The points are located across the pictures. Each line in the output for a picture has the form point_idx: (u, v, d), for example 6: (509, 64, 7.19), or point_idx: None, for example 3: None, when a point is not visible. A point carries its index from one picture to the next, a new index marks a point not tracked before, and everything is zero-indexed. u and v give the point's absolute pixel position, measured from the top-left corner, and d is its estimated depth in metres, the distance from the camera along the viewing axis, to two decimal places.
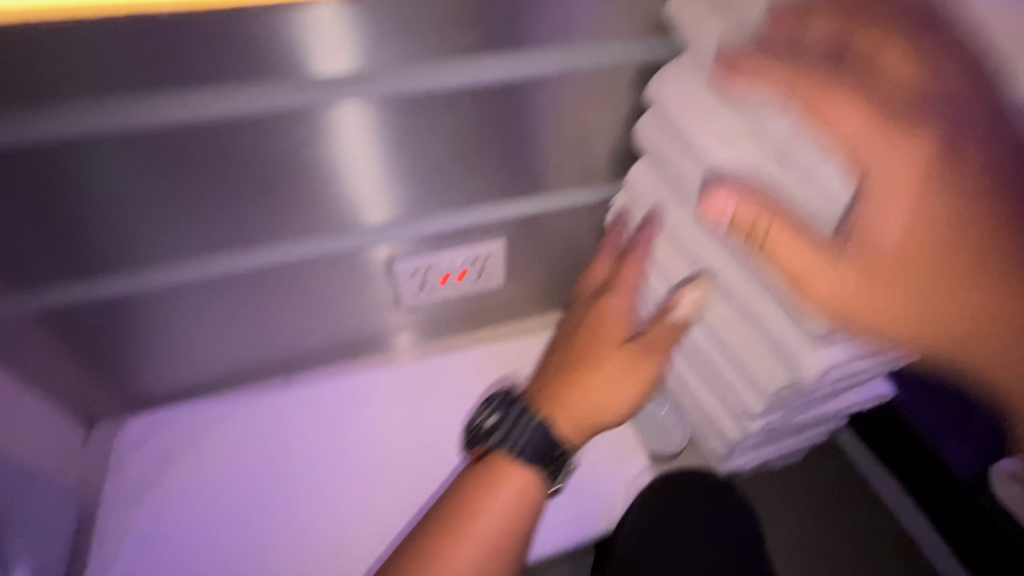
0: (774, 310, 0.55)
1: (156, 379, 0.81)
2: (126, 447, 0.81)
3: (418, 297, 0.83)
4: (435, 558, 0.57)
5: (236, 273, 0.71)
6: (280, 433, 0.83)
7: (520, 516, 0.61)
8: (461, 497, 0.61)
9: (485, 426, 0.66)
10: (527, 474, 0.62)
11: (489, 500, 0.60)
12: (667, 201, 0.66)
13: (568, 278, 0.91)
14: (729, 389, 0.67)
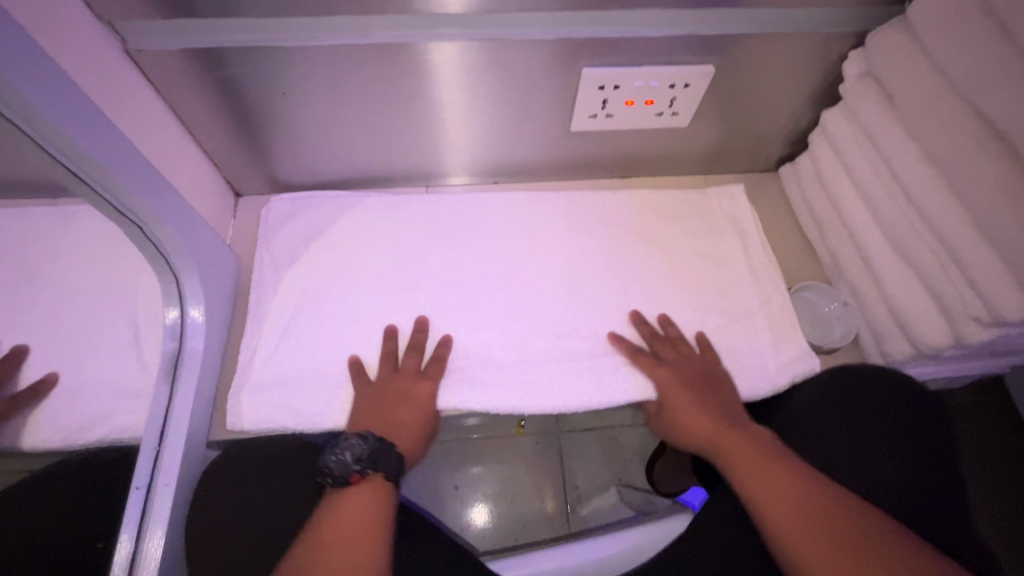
0: (954, 288, 0.62)
1: (289, 160, 0.80)
2: (267, 224, 0.78)
3: (589, 118, 0.77)
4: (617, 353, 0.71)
5: (379, 56, 0.64)
6: (424, 233, 0.78)
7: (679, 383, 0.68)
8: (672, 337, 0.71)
9: (335, 468, 0.55)
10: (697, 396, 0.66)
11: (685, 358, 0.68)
12: (938, 121, 0.60)
13: (739, 144, 0.87)
14: (888, 326, 0.72)
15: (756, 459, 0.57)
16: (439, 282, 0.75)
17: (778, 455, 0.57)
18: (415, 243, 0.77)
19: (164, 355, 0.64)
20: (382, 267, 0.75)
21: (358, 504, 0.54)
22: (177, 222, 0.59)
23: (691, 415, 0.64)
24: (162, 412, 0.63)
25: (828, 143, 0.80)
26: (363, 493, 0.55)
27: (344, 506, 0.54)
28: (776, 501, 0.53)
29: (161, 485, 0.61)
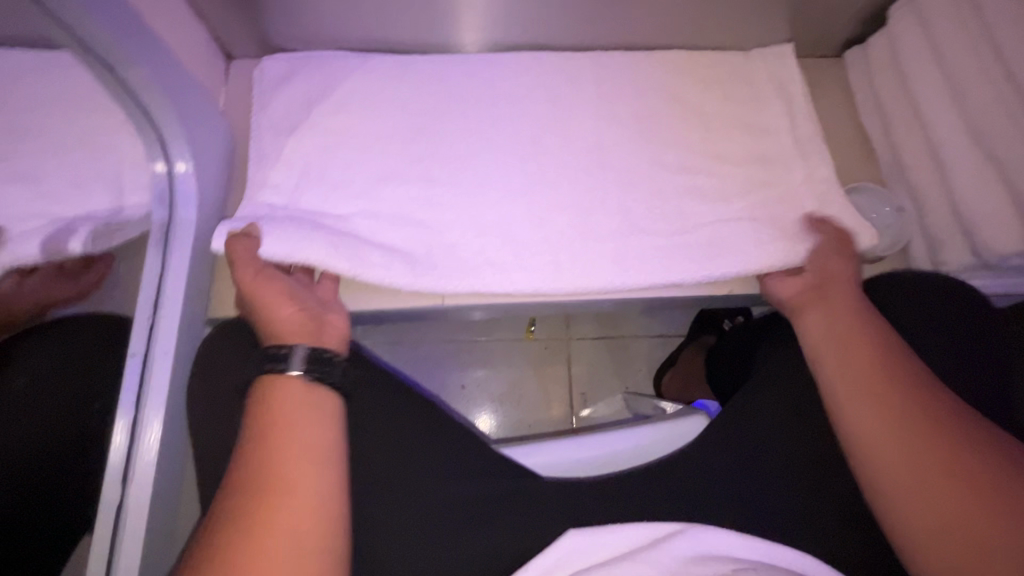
0: None
1: (282, 17, 0.69)
2: (258, 91, 0.70)
3: None
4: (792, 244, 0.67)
5: None
6: (433, 104, 0.69)
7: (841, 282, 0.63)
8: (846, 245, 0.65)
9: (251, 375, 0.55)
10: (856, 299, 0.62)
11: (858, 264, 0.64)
12: None
13: (806, 22, 0.74)
14: (945, 233, 0.66)
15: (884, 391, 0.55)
16: (452, 160, 0.67)
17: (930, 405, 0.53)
18: (429, 116, 0.69)
19: (154, 221, 0.60)
20: (391, 141, 0.67)
21: (279, 394, 0.52)
22: (154, 69, 0.52)
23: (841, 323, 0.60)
24: (156, 279, 0.59)
25: (915, 18, 0.67)
26: (267, 383, 0.53)
27: (273, 392, 0.52)
28: (893, 437, 0.53)
29: (160, 353, 0.59)
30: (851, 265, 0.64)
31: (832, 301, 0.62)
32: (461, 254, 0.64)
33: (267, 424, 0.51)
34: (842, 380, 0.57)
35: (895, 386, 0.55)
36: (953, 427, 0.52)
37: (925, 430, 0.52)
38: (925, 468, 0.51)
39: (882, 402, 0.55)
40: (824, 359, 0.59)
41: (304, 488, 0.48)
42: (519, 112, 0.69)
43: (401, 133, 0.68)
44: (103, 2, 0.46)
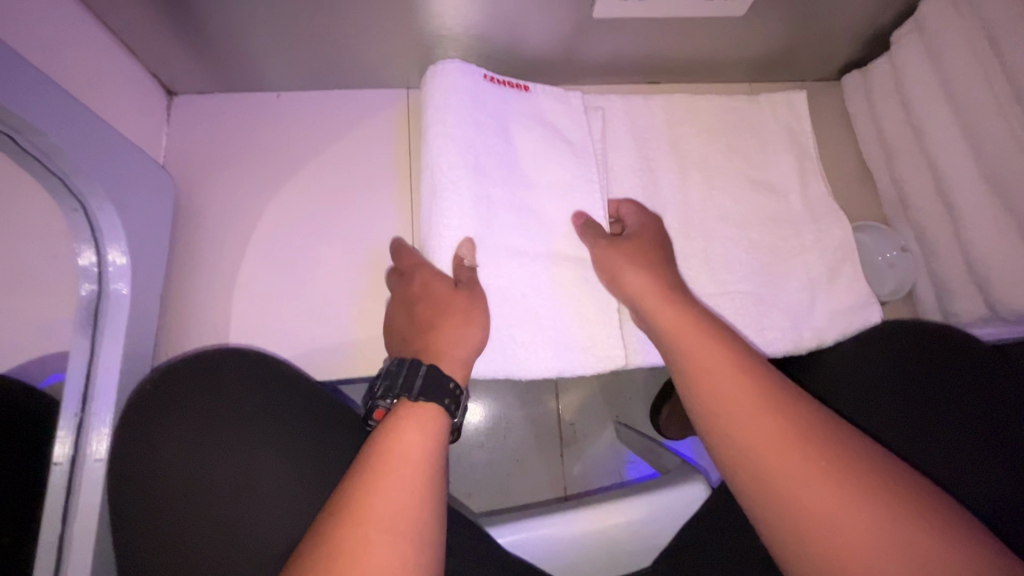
0: None
1: (236, 53, 0.63)
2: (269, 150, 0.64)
3: (618, 6, 0.59)
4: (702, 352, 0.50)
5: None
6: None
7: (748, 396, 0.46)
8: (735, 360, 0.48)
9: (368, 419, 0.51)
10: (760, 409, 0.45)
11: (716, 361, 0.48)
12: None
13: (797, 48, 0.70)
14: (955, 277, 0.62)
15: (759, 409, 0.45)
16: (507, 201, 0.57)
17: (772, 390, 0.46)
18: (523, 150, 0.59)
19: (80, 301, 0.51)
20: (476, 174, 0.55)
21: (411, 426, 0.45)
22: (66, 128, 0.45)
23: (640, 282, 0.54)
24: (85, 366, 0.51)
25: (920, 47, 0.62)
26: (421, 407, 0.47)
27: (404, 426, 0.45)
28: (761, 450, 0.44)
29: (92, 461, 0.50)
30: (670, 270, 0.56)
31: (730, 375, 0.47)
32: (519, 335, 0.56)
33: (390, 453, 0.43)
34: (730, 411, 0.46)
35: (743, 387, 0.46)
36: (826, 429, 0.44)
37: (795, 425, 0.44)
38: (828, 516, 0.40)
39: (790, 431, 0.44)
40: (703, 390, 0.48)
41: (393, 489, 0.41)
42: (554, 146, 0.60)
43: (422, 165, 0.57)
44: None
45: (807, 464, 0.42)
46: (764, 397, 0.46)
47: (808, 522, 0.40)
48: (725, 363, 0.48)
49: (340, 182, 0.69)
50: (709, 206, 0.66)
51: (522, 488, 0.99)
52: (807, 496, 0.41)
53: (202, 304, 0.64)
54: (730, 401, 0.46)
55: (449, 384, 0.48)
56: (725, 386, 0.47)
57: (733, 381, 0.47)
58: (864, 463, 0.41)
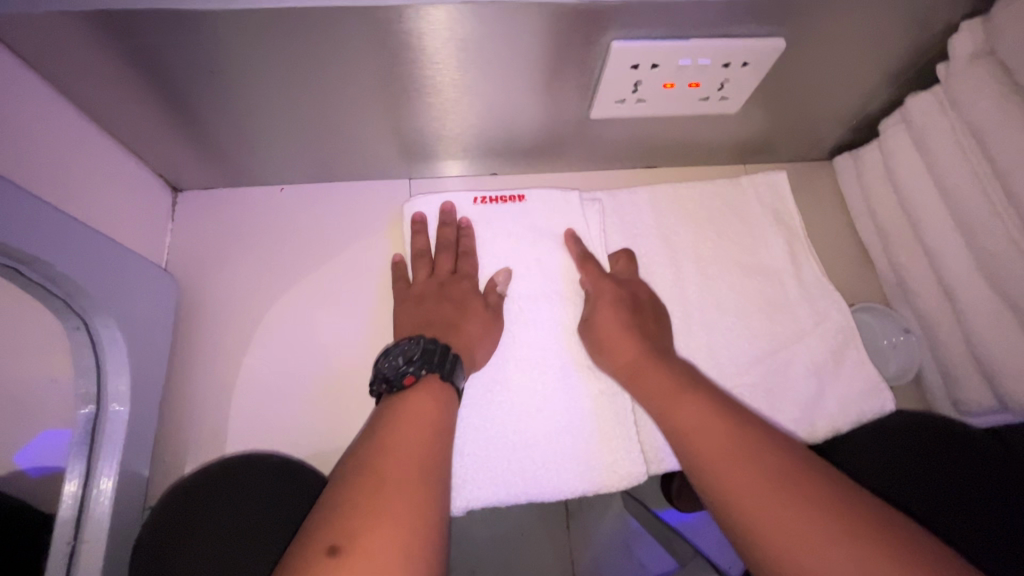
0: None
1: (242, 153, 0.65)
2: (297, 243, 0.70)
3: (612, 107, 0.61)
4: (682, 409, 0.50)
5: (350, 35, 0.49)
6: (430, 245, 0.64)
7: (733, 454, 0.45)
8: (715, 419, 0.48)
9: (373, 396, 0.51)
10: (747, 466, 0.44)
11: (696, 420, 0.48)
12: None
13: (786, 135, 0.72)
14: (961, 361, 0.62)
15: (753, 465, 0.44)
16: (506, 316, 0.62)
17: (755, 443, 0.46)
18: (517, 267, 0.64)
19: (79, 420, 0.51)
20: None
21: (414, 406, 0.47)
22: (70, 254, 0.45)
23: (619, 347, 0.56)
24: (77, 491, 0.50)
25: (909, 139, 0.63)
26: (421, 385, 0.49)
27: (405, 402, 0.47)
28: (771, 512, 0.41)
29: None
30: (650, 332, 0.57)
31: (718, 428, 0.47)
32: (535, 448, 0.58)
33: (396, 428, 0.45)
34: (730, 469, 0.44)
35: (732, 442, 0.46)
36: (812, 480, 0.43)
37: (781, 478, 0.43)
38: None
39: (780, 485, 0.42)
40: (700, 453, 0.47)
41: (404, 459, 0.42)
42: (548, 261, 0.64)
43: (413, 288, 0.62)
44: None
45: (798, 519, 0.40)
46: (756, 452, 0.45)
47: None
48: (707, 417, 0.48)
49: (343, 272, 0.70)
50: (709, 292, 0.67)
51: (529, 567, 0.95)
52: (805, 552, 0.39)
53: (201, 402, 0.63)
54: (712, 453, 0.46)
55: (435, 347, 0.51)
56: (709, 445, 0.47)
57: (717, 438, 0.47)
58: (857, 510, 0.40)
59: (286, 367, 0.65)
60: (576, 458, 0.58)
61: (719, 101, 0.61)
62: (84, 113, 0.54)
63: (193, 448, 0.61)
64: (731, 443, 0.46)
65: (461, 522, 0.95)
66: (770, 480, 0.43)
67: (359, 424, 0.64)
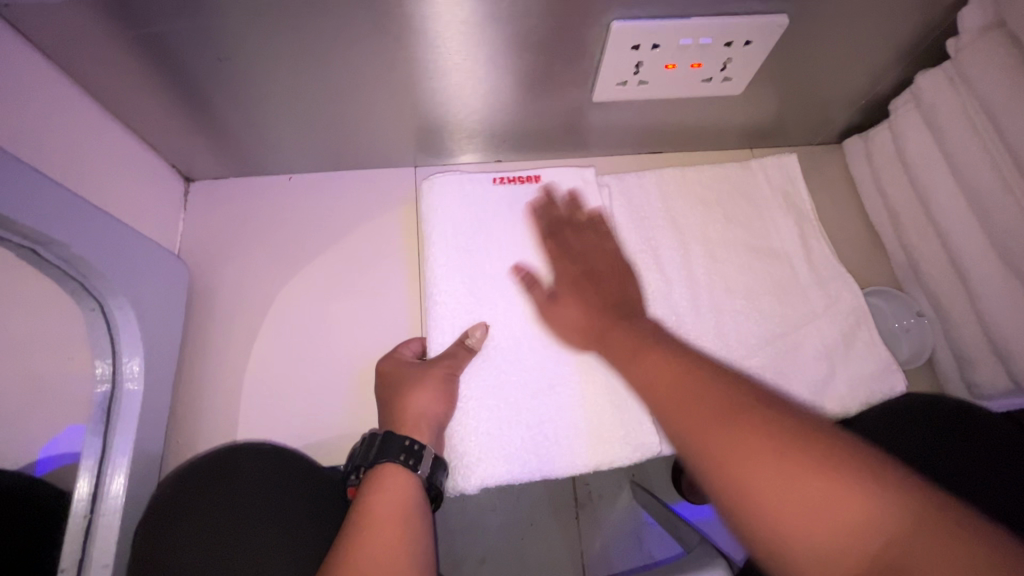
0: None
1: (251, 141, 0.66)
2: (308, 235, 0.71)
3: (616, 90, 0.61)
4: (640, 360, 0.47)
5: (351, 20, 0.50)
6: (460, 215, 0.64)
7: (678, 385, 0.42)
8: (673, 363, 0.44)
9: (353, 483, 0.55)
10: (692, 393, 0.40)
11: (651, 364, 0.45)
12: None
13: (795, 117, 0.72)
14: (975, 345, 0.60)
15: (712, 404, 0.39)
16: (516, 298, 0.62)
17: (705, 374, 0.42)
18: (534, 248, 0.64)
19: (95, 401, 0.52)
20: (475, 285, 0.62)
21: (388, 493, 0.50)
22: (85, 236, 0.47)
23: (565, 316, 0.58)
24: (94, 470, 0.51)
25: (920, 116, 0.62)
26: (387, 471, 0.52)
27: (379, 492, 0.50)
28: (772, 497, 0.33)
29: (98, 565, 0.49)
30: (614, 296, 0.57)
31: (669, 367, 0.44)
32: (548, 426, 0.58)
33: (372, 519, 0.48)
34: (737, 459, 0.35)
35: (676, 378, 0.43)
36: (767, 408, 0.37)
37: (727, 404, 0.38)
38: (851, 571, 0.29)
39: (726, 414, 0.38)
40: (649, 401, 0.43)
41: (381, 541, 0.46)
42: (560, 244, 0.64)
43: (433, 262, 0.62)
44: (8, 182, 0.39)
45: (738, 456, 0.35)
46: (744, 419, 0.37)
47: (768, 519, 0.33)
48: (667, 363, 0.45)
49: (352, 260, 0.71)
50: (715, 277, 0.66)
51: (538, 556, 0.95)
52: (753, 480, 0.34)
53: (214, 386, 0.65)
54: (658, 392, 0.43)
55: (409, 441, 0.53)
56: (659, 386, 0.43)
57: (669, 376, 0.43)
58: (817, 441, 0.35)
59: (297, 352, 0.66)
60: (590, 435, 0.58)
61: (724, 81, 0.61)
62: (98, 102, 0.56)
63: (207, 429, 0.63)
64: (677, 380, 0.42)
65: (470, 509, 0.96)
66: (709, 407, 0.39)
67: (367, 407, 0.65)
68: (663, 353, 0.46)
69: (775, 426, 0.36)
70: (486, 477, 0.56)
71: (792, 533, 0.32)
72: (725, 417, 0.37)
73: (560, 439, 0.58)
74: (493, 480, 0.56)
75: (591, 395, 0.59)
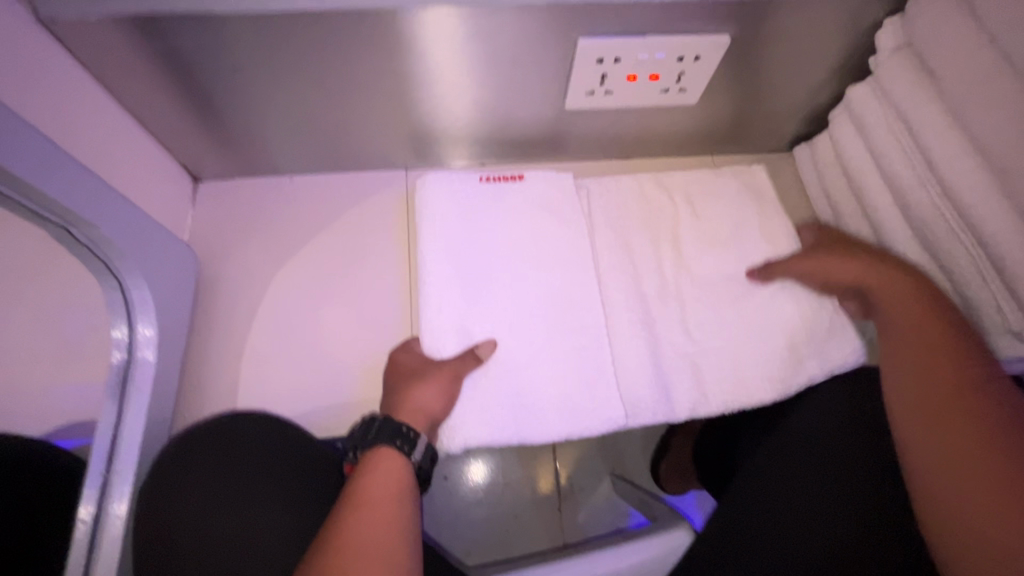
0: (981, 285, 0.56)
1: (255, 144, 0.73)
2: (306, 232, 0.78)
3: (586, 99, 0.69)
4: (894, 305, 0.62)
5: (351, 35, 0.57)
6: (454, 208, 0.71)
7: (931, 386, 0.57)
8: (927, 335, 0.59)
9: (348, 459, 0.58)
10: (925, 400, 0.57)
11: (897, 337, 0.60)
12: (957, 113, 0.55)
13: (748, 126, 0.80)
14: None
15: (962, 413, 0.55)
16: (499, 280, 0.68)
17: (967, 387, 0.56)
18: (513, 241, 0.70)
19: (112, 367, 0.57)
20: (465, 276, 0.68)
21: (384, 473, 0.54)
22: (111, 219, 0.52)
23: (881, 283, 0.63)
24: (111, 429, 0.56)
25: (851, 123, 0.71)
26: (383, 455, 0.55)
27: (374, 471, 0.54)
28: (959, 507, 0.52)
29: (113, 517, 0.54)
30: (919, 286, 0.62)
31: (934, 371, 0.57)
32: (526, 395, 0.64)
33: (364, 498, 0.51)
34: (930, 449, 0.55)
35: (925, 345, 0.58)
36: (994, 437, 0.53)
37: (993, 444, 0.52)
38: (977, 483, 0.51)
39: (943, 425, 0.55)
40: (909, 404, 0.58)
41: (375, 519, 0.50)
42: (540, 236, 0.71)
43: (424, 248, 0.68)
44: (50, 168, 0.45)
45: (968, 487, 0.52)
46: (985, 422, 0.54)
47: (954, 520, 0.52)
48: (924, 333, 0.59)
49: (346, 254, 0.77)
50: (678, 267, 0.73)
51: (521, 543, 1.00)
52: (954, 492, 0.52)
53: (217, 369, 0.70)
54: (914, 399, 0.58)
55: (403, 426, 0.56)
56: (915, 382, 0.58)
57: (925, 375, 0.58)
58: (1003, 464, 0.51)
59: (295, 337, 0.72)
60: (563, 404, 0.64)
61: (680, 92, 0.69)
62: (121, 106, 0.62)
63: (209, 408, 0.68)
64: (928, 376, 0.57)
65: (455, 500, 1.00)
66: (964, 429, 0.54)
67: (360, 386, 0.70)
68: (936, 320, 0.59)
69: (995, 447, 0.52)
70: (469, 438, 0.62)
71: (957, 515, 0.51)
72: (979, 449, 0.53)
73: (536, 406, 0.64)
74: (475, 440, 0.62)
75: (565, 371, 0.65)
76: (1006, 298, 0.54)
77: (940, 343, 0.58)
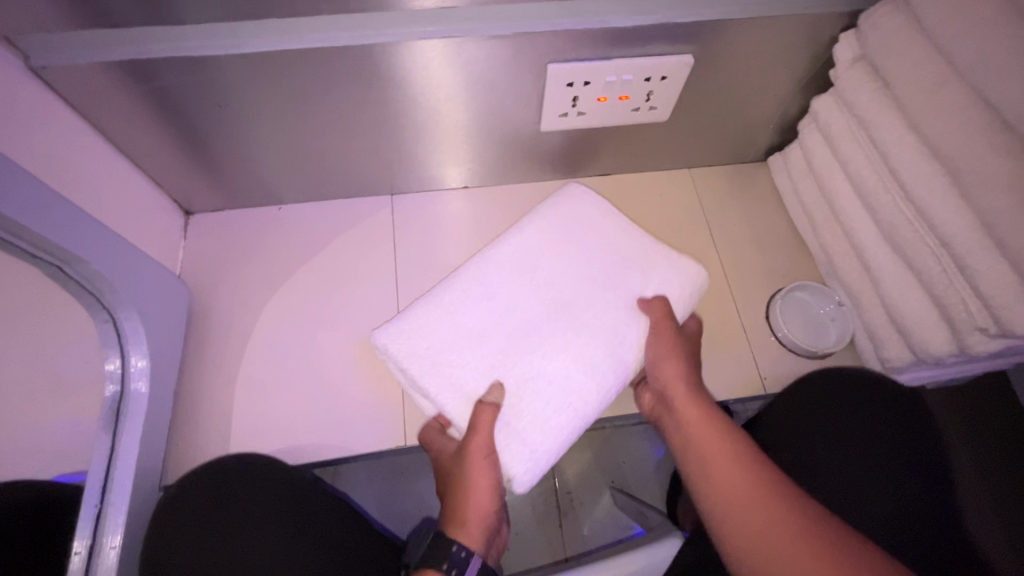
0: (947, 284, 0.58)
1: (244, 176, 0.75)
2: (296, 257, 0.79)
3: (560, 121, 0.72)
4: (714, 467, 0.54)
5: (328, 68, 0.59)
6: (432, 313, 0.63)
7: (721, 504, 0.52)
8: (705, 442, 0.56)
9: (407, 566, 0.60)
10: (737, 500, 0.51)
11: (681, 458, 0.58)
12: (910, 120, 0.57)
13: (721, 139, 0.83)
14: (882, 324, 0.69)
15: (746, 467, 0.53)
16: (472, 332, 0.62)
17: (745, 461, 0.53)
18: (519, 317, 0.63)
19: (104, 401, 0.59)
20: (479, 331, 0.62)
21: None
22: (101, 255, 0.54)
23: (717, 457, 0.54)
24: (105, 462, 0.57)
25: (820, 133, 0.73)
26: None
27: None
28: (725, 481, 0.53)
29: (107, 545, 0.55)
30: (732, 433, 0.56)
31: (738, 480, 0.52)
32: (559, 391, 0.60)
33: None
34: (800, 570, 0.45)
35: (726, 444, 0.55)
36: (766, 483, 0.51)
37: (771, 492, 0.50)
38: (754, 512, 0.49)
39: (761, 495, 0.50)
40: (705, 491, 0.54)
41: None
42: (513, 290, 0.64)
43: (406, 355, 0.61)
44: (44, 211, 0.47)
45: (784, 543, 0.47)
46: (753, 472, 0.52)
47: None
48: (710, 432, 0.57)
49: (335, 279, 0.79)
50: None
51: (522, 560, 0.99)
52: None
53: (211, 398, 0.71)
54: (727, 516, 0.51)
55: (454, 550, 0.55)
56: (715, 492, 0.53)
57: (726, 477, 0.53)
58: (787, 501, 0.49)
59: (286, 362, 0.73)
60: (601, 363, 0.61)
61: (650, 109, 0.72)
62: (112, 145, 0.65)
63: (202, 436, 0.69)
64: (735, 474, 0.52)
65: None
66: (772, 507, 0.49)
67: (351, 408, 0.71)
68: (719, 440, 0.56)
69: (770, 499, 0.49)
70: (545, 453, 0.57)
71: None
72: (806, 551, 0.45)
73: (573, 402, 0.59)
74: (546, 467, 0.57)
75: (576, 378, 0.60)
76: (970, 291, 0.55)
77: (741, 469, 0.53)
